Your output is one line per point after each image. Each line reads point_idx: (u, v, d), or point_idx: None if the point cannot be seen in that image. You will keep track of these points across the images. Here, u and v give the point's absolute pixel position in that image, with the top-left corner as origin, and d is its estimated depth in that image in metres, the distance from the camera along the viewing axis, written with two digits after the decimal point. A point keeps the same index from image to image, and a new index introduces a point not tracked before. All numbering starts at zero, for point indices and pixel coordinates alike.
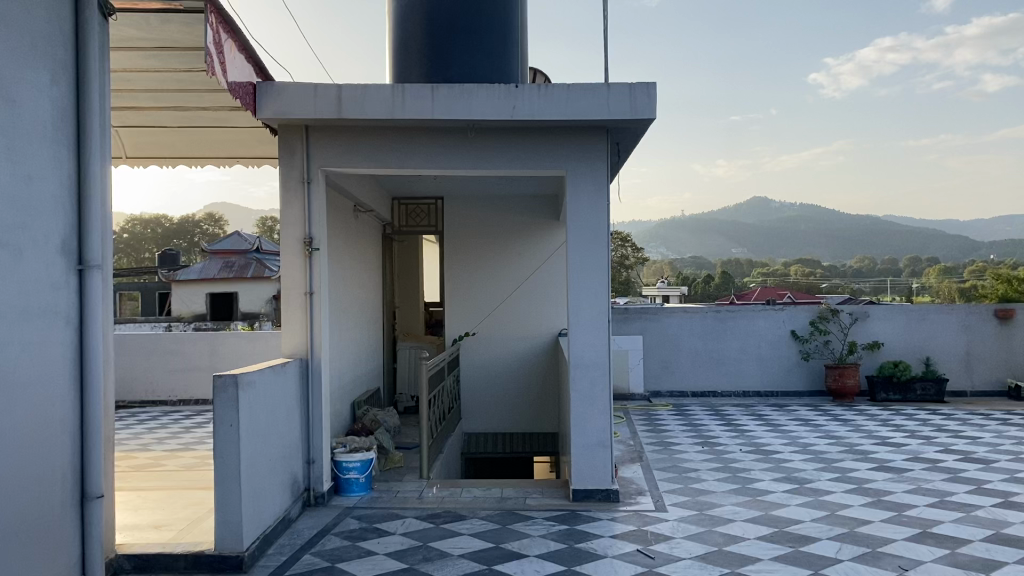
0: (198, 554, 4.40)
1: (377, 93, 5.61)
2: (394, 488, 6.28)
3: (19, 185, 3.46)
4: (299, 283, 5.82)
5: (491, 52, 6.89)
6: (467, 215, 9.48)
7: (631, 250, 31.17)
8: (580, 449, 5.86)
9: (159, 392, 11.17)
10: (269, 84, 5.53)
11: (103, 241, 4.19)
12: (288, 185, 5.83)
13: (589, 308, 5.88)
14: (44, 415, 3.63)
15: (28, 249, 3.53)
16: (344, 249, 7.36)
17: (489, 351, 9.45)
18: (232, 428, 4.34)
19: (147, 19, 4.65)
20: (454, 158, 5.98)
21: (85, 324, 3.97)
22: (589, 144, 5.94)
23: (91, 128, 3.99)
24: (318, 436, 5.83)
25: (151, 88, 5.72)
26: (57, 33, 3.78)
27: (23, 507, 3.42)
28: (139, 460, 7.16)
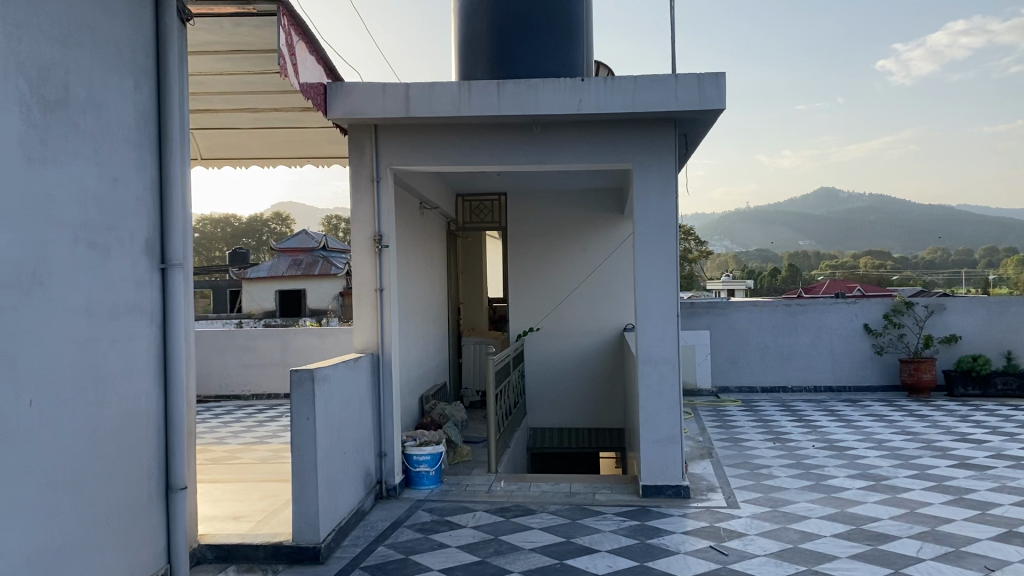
0: (277, 545, 4.51)
1: (444, 91, 5.67)
2: (463, 481, 6.34)
3: (107, 186, 3.59)
4: (369, 279, 5.92)
5: (557, 47, 6.88)
6: (532, 210, 9.50)
7: (696, 244, 30.83)
8: (650, 444, 5.82)
9: (233, 387, 11.47)
10: (339, 85, 5.64)
11: (184, 242, 4.31)
12: (358, 183, 5.93)
13: (658, 303, 5.84)
14: (131, 408, 3.76)
15: (115, 249, 3.66)
16: (411, 246, 7.44)
17: (555, 346, 9.45)
18: (309, 422, 4.45)
19: (221, 23, 4.78)
20: (520, 154, 5.99)
21: (168, 322, 4.11)
22: (657, 136, 5.88)
23: (172, 130, 4.11)
24: (389, 430, 5.92)
25: (224, 91, 5.87)
26: (140, 39, 3.91)
27: (112, 496, 3.56)
28: (217, 453, 7.37)
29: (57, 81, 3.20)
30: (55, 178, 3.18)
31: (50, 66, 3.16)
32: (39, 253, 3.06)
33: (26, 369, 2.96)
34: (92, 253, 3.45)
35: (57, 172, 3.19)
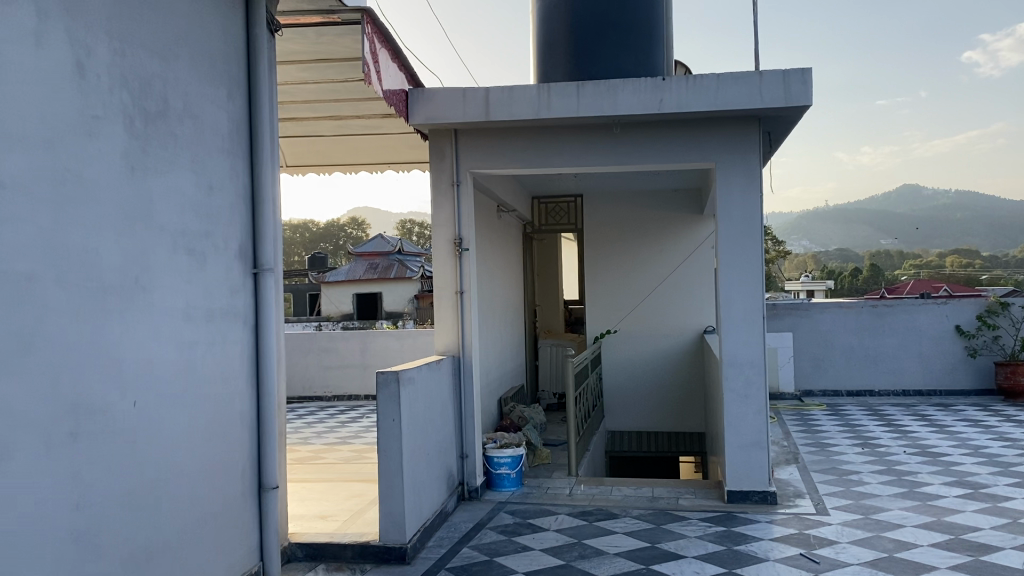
0: (365, 544, 4.58)
1: (524, 94, 5.69)
2: (544, 484, 6.34)
3: (203, 195, 3.71)
4: (450, 282, 5.98)
5: (636, 46, 6.83)
6: (609, 211, 9.45)
7: (774, 244, 30.26)
8: (735, 448, 5.73)
9: (315, 388, 11.74)
10: (420, 91, 5.73)
11: (274, 247, 4.43)
12: (438, 187, 6.00)
13: (743, 305, 5.73)
14: (226, 410, 3.87)
15: (211, 254, 3.78)
16: (489, 249, 7.49)
17: (633, 348, 9.37)
18: (395, 423, 4.53)
19: (306, 33, 4.89)
20: (600, 155, 5.96)
21: (260, 325, 4.22)
22: (740, 134, 5.77)
23: (263, 139, 4.22)
24: (471, 432, 5.96)
25: (309, 100, 6.01)
26: (232, 52, 4.03)
27: (209, 495, 3.67)
28: (302, 453, 7.54)
29: (157, 93, 3.32)
30: (156, 187, 3.30)
31: (151, 79, 3.28)
32: (141, 260, 3.18)
33: (130, 372, 3.08)
34: (190, 259, 3.57)
35: (158, 182, 3.31)
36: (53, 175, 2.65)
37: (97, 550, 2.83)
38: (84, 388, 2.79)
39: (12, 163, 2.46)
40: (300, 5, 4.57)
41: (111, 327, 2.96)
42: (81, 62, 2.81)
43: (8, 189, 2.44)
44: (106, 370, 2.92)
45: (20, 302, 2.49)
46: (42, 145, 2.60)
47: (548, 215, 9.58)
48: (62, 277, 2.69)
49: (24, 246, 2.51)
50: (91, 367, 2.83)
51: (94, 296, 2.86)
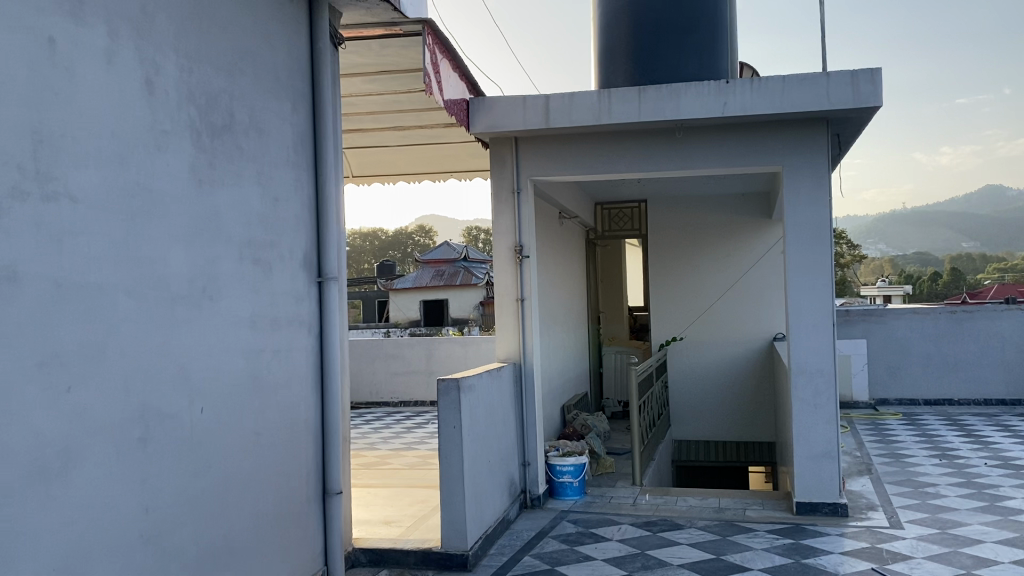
0: (427, 551, 4.61)
1: (584, 100, 5.68)
2: (607, 493, 6.29)
3: (269, 206, 3.80)
4: (511, 290, 6.00)
5: (699, 50, 6.75)
6: (674, 216, 9.34)
7: (847, 248, 29.53)
8: (804, 459, 5.58)
9: (382, 394, 11.89)
10: (481, 100, 5.79)
11: (338, 256, 4.51)
12: (499, 195, 6.03)
13: (811, 312, 5.59)
14: (291, 415, 3.95)
15: (276, 264, 3.87)
16: (551, 256, 7.48)
17: (700, 355, 9.24)
18: (456, 430, 4.55)
19: (369, 46, 4.97)
20: (661, 160, 5.90)
21: (324, 333, 4.30)
22: (807, 137, 5.64)
23: (327, 151, 4.30)
24: (533, 439, 5.96)
25: (374, 111, 6.09)
26: (296, 66, 4.12)
27: (274, 499, 3.74)
28: (368, 459, 7.64)
29: (223, 108, 3.41)
30: (223, 199, 3.39)
31: (218, 94, 3.37)
32: (208, 270, 3.27)
33: (198, 379, 3.16)
34: (256, 268, 3.66)
35: (224, 195, 3.40)
36: (123, 189, 2.74)
37: (165, 552, 2.91)
38: (154, 394, 2.88)
39: (85, 177, 2.55)
40: (364, 18, 4.65)
41: (179, 335, 3.05)
42: (151, 79, 2.90)
43: (81, 203, 2.54)
44: (174, 378, 3.00)
45: (92, 311, 2.58)
46: (113, 160, 2.69)
47: (611, 221, 9.73)
48: (132, 287, 2.78)
49: (97, 258, 2.60)
50: (159, 374, 2.92)
51: (162, 305, 2.95)
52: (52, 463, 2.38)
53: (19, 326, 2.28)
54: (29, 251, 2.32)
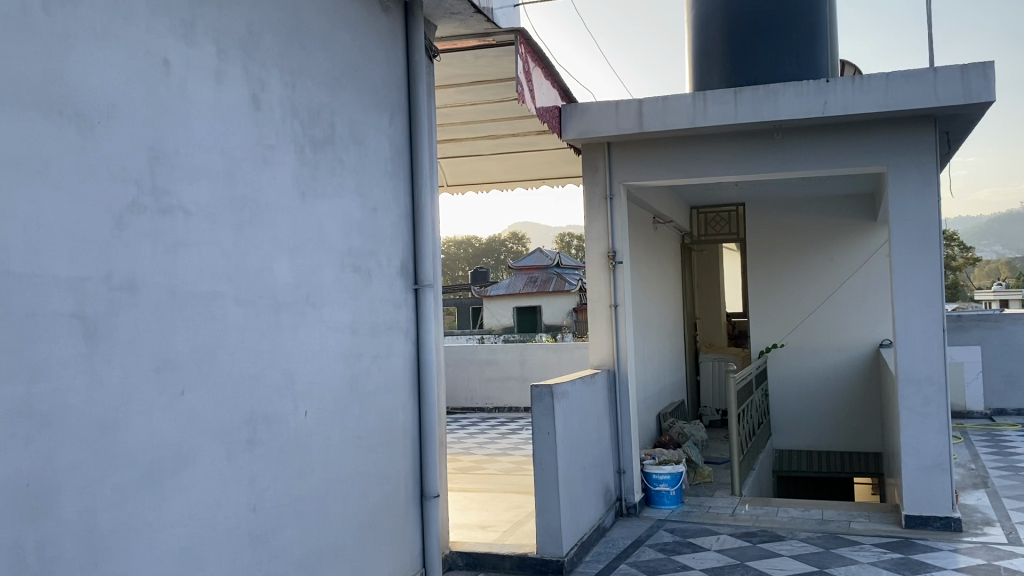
0: (523, 556, 4.63)
1: (679, 103, 5.61)
2: (705, 503, 6.17)
3: (368, 216, 3.91)
4: (605, 295, 5.98)
5: (798, 48, 6.58)
6: (774, 220, 9.12)
7: (959, 250, 28.24)
8: (913, 471, 5.35)
9: (477, 400, 12.02)
10: (574, 107, 5.81)
11: (433, 263, 4.59)
12: (592, 201, 6.03)
13: (920, 317, 5.36)
14: (390, 419, 4.04)
15: (375, 271, 3.96)
16: (645, 262, 7.42)
17: (801, 363, 8.97)
18: (550, 436, 4.57)
19: (464, 57, 5.05)
20: (759, 164, 5.78)
21: (421, 339, 4.38)
22: (914, 135, 5.42)
23: (423, 161, 4.38)
24: (628, 447, 5.91)
25: (468, 121, 6.19)
26: (393, 78, 4.22)
27: (375, 501, 3.83)
28: (464, 464, 7.73)
29: (325, 121, 3.53)
30: (325, 211, 3.50)
31: (320, 108, 3.49)
32: (311, 278, 3.38)
33: (302, 383, 3.28)
34: (355, 276, 3.76)
35: (326, 205, 3.52)
36: (232, 201, 2.87)
37: (272, 549, 3.02)
38: (260, 398, 3.00)
39: (196, 191, 2.68)
40: (459, 29, 4.73)
41: (283, 341, 3.16)
42: (257, 96, 3.03)
43: (194, 215, 2.67)
44: (280, 381, 3.12)
45: (204, 318, 2.71)
46: (222, 174, 2.82)
47: (707, 225, 9.53)
48: (241, 295, 2.90)
49: (209, 267, 2.74)
50: (265, 379, 3.03)
51: (269, 312, 3.07)
52: (167, 463, 2.51)
53: (138, 333, 2.42)
54: (147, 262, 2.46)
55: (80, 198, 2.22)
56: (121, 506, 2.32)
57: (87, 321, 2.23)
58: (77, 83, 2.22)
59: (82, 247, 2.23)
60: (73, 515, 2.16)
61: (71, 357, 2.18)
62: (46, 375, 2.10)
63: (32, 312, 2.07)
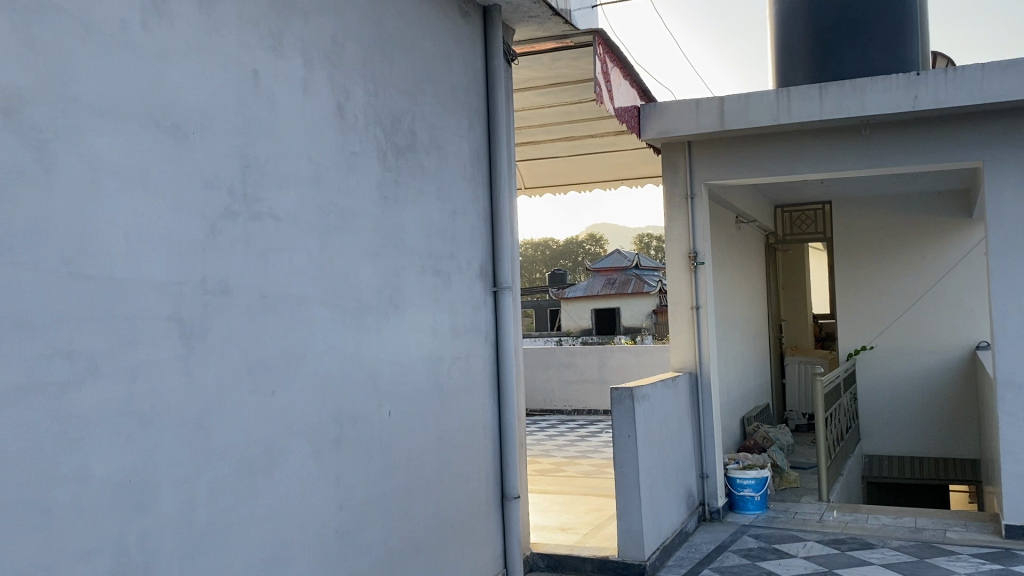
0: (604, 559, 4.61)
1: (761, 101, 5.50)
2: (792, 508, 6.03)
3: (448, 220, 3.96)
4: (686, 297, 5.90)
5: (887, 40, 6.37)
6: (861, 218, 8.85)
7: None
8: (1013, 478, 5.11)
9: (556, 402, 12.01)
10: (653, 106, 5.76)
11: (512, 266, 4.61)
12: (672, 201, 5.96)
13: (1019, 318, 5.12)
14: (471, 421, 4.08)
15: (455, 274, 4.01)
16: (728, 264, 7.30)
17: (891, 365, 8.67)
18: (631, 439, 4.53)
19: (541, 59, 5.07)
20: (846, 161, 5.62)
21: (500, 341, 4.41)
22: (1012, 128, 5.19)
23: (502, 164, 4.41)
24: (711, 451, 5.82)
25: (546, 123, 6.20)
26: (472, 83, 4.26)
27: (457, 501, 3.87)
28: (544, 466, 7.73)
29: (407, 127, 3.59)
30: (407, 215, 3.57)
31: (402, 115, 3.56)
32: (393, 281, 3.44)
33: (386, 384, 3.35)
34: (436, 279, 3.81)
35: (408, 210, 3.58)
36: (319, 207, 2.95)
37: (358, 547, 3.09)
38: (346, 399, 3.07)
39: (285, 198, 2.76)
40: (537, 32, 4.75)
41: (368, 342, 3.23)
42: (342, 104, 3.11)
43: (283, 221, 2.76)
44: (365, 383, 3.19)
45: (293, 321, 2.79)
46: (309, 181, 2.90)
47: (793, 224, 9.19)
48: (327, 297, 2.98)
49: (297, 272, 2.82)
50: (351, 380, 3.11)
51: (354, 315, 3.14)
52: (259, 461, 2.60)
53: (232, 335, 2.51)
54: (239, 267, 2.55)
55: (176, 206, 2.32)
56: (216, 502, 2.41)
57: (184, 324, 2.33)
58: (175, 97, 2.33)
59: (179, 253, 2.32)
60: (172, 510, 2.26)
61: (169, 359, 2.27)
62: (147, 376, 2.20)
63: (134, 315, 2.16)
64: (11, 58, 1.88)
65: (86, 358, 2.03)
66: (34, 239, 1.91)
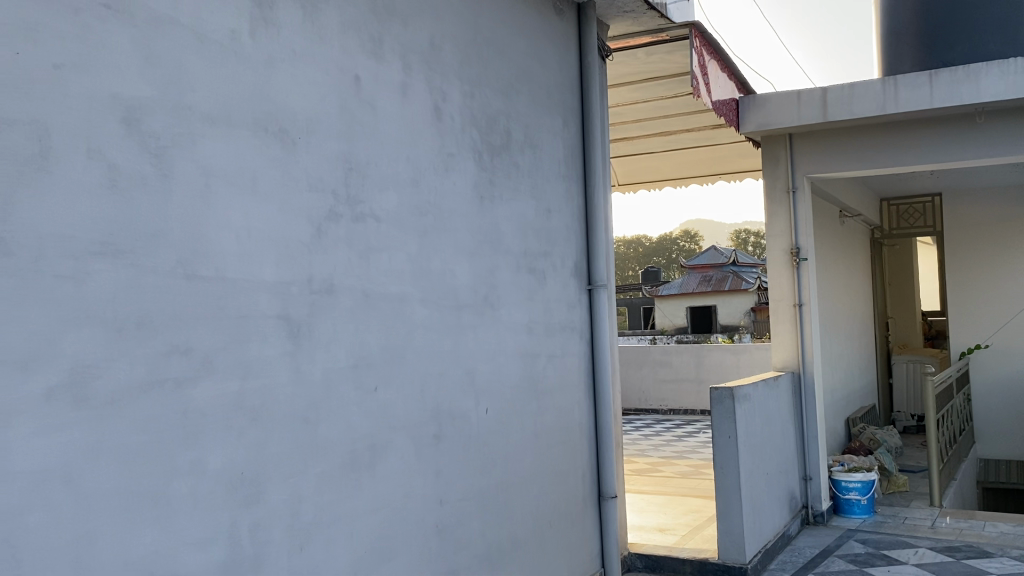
0: (704, 561, 4.53)
1: (866, 90, 5.31)
2: (901, 513, 5.79)
3: (543, 218, 3.96)
4: (787, 294, 5.74)
5: (1002, 22, 6.05)
6: (974, 210, 8.42)
7: None
8: None
9: (651, 401, 11.88)
10: (752, 99, 5.63)
11: (608, 264, 4.58)
12: (773, 196, 5.81)
13: None
14: (567, 419, 4.08)
15: (550, 273, 4.01)
16: (831, 261, 7.07)
17: (1008, 365, 8.22)
18: (731, 440, 4.44)
19: (636, 55, 5.02)
20: (958, 150, 5.37)
21: (596, 339, 4.39)
22: None
23: (596, 161, 4.38)
24: (814, 452, 5.65)
25: (640, 119, 6.14)
26: (566, 80, 4.25)
27: (554, 499, 3.88)
28: (640, 466, 7.65)
29: (502, 127, 3.62)
30: (502, 214, 3.59)
31: (497, 114, 3.58)
32: (489, 279, 3.47)
33: (483, 382, 3.38)
34: (531, 277, 3.82)
35: (503, 209, 3.61)
36: (417, 208, 3.00)
37: (458, 542, 3.13)
38: (445, 396, 3.11)
39: (385, 200, 2.83)
40: (632, 27, 4.71)
41: (466, 340, 3.27)
42: (439, 106, 3.15)
43: (384, 222, 2.82)
44: (463, 381, 3.23)
45: (394, 319, 2.85)
46: (409, 182, 2.95)
47: (900, 218, 8.98)
48: (426, 296, 3.03)
49: (397, 271, 2.88)
50: (450, 377, 3.15)
51: (451, 313, 3.18)
52: (363, 455, 2.66)
53: (336, 334, 2.58)
54: (343, 267, 2.62)
55: (282, 208, 2.39)
56: (322, 495, 2.49)
57: (292, 322, 2.41)
58: (281, 104, 2.40)
59: (286, 254, 2.40)
60: (281, 502, 2.34)
61: (277, 356, 2.35)
62: (258, 372, 2.28)
63: (245, 314, 2.25)
64: (131, 69, 1.96)
65: (201, 355, 2.11)
66: (154, 242, 2.00)
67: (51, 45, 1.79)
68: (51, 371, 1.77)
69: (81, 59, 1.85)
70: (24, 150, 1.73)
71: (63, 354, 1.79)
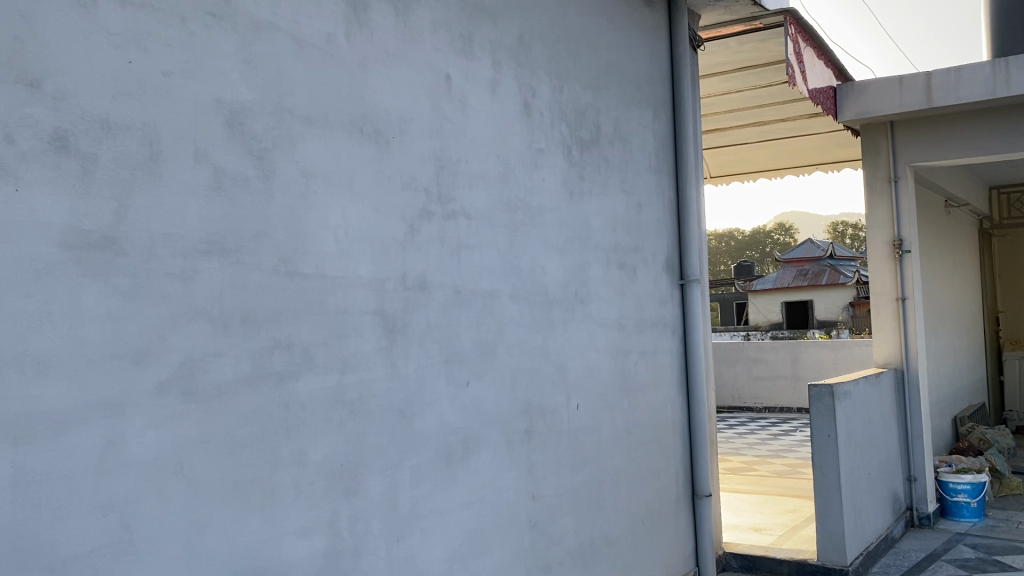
0: (802, 562, 4.42)
1: (974, 73, 5.06)
2: (1015, 518, 5.50)
3: (633, 212, 3.93)
4: (890, 288, 5.52)
5: None
6: None
7: None
8: None
9: (745, 398, 11.63)
10: (851, 86, 5.45)
11: (700, 258, 4.50)
12: (873, 186, 5.60)
13: None
14: (660, 416, 4.04)
15: (641, 267, 3.97)
16: (937, 253, 6.77)
17: None
18: (830, 438, 4.31)
19: (728, 44, 4.92)
20: None
21: (689, 335, 4.32)
22: None
23: (688, 153, 4.31)
24: (919, 452, 5.43)
25: (733, 109, 6.01)
26: (656, 71, 4.19)
27: (647, 497, 3.84)
28: (734, 465, 7.50)
29: (591, 121, 3.61)
30: (592, 209, 3.58)
31: (587, 109, 3.57)
32: (580, 275, 3.47)
33: (574, 377, 3.37)
34: (621, 272, 3.79)
35: (593, 204, 3.59)
36: (508, 204, 3.02)
37: (551, 537, 3.14)
38: (535, 391, 3.12)
39: (476, 196, 2.86)
40: (723, 16, 4.62)
41: (556, 335, 3.28)
42: (528, 103, 3.16)
43: (474, 219, 2.84)
44: (554, 376, 3.24)
45: (485, 315, 2.87)
46: (499, 178, 2.98)
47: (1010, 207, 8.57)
48: (517, 292, 3.05)
49: (488, 268, 2.90)
50: (541, 372, 3.16)
51: (542, 309, 3.19)
52: (456, 449, 2.70)
53: (430, 329, 2.62)
54: (435, 264, 2.66)
55: (377, 207, 2.45)
56: (418, 488, 2.53)
57: (387, 318, 2.46)
58: (375, 104, 2.46)
59: (381, 251, 2.45)
60: (378, 494, 2.39)
61: (374, 351, 2.41)
62: (356, 366, 2.34)
63: (343, 310, 2.31)
64: (234, 74, 2.04)
65: (302, 350, 2.18)
66: (257, 241, 2.07)
67: (160, 53, 1.88)
68: (163, 365, 1.85)
69: (189, 65, 1.93)
70: (138, 154, 1.82)
71: (174, 349, 1.88)
